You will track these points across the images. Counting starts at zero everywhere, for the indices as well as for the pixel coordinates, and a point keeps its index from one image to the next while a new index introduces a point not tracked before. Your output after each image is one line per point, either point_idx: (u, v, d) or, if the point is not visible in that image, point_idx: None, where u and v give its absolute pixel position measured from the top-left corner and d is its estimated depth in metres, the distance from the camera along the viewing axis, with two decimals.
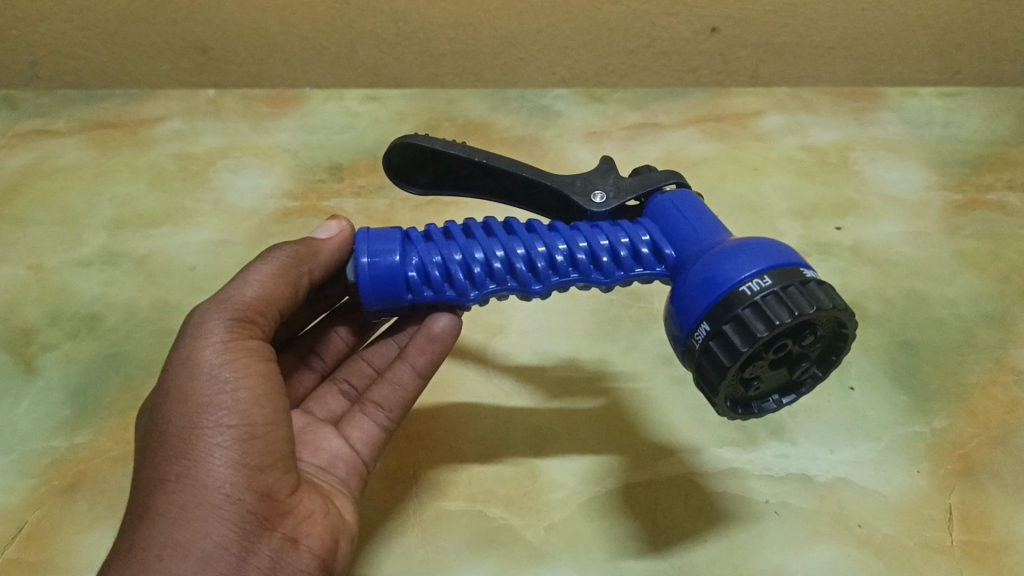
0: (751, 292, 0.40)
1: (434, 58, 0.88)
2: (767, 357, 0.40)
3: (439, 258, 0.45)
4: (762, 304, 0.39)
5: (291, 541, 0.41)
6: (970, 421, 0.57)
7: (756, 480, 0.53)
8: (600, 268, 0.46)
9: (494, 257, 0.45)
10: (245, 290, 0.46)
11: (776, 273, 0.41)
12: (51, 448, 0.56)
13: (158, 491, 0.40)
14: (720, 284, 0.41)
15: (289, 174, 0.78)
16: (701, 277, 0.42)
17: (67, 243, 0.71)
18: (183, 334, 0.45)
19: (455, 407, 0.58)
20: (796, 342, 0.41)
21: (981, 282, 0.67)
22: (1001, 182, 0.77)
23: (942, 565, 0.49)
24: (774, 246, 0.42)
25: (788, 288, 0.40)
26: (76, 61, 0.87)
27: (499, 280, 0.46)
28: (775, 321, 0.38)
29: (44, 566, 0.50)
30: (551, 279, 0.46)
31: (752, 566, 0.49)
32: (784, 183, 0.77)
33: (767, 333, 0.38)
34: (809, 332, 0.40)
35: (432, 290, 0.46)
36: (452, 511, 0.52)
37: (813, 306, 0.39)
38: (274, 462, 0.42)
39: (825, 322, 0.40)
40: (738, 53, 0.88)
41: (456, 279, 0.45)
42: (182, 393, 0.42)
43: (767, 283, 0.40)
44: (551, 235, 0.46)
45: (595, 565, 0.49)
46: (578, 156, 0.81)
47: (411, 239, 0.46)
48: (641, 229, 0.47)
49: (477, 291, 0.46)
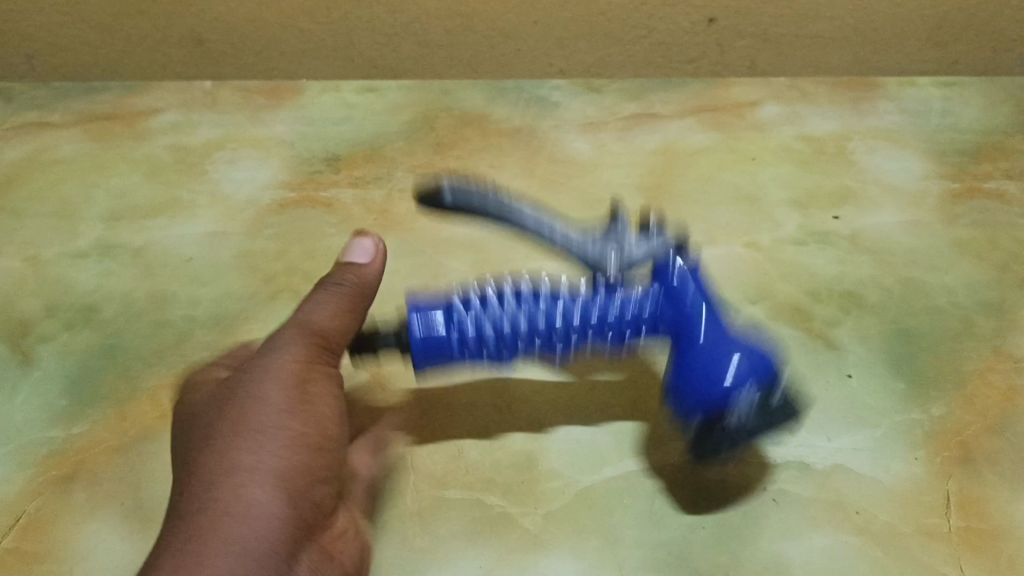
0: (736, 403, 0.49)
1: (431, 48, 0.87)
2: (738, 440, 0.51)
3: (472, 329, 0.52)
4: (740, 411, 0.50)
5: (327, 555, 0.46)
6: (968, 408, 0.57)
7: (754, 468, 0.53)
8: (606, 334, 0.55)
9: (528, 326, 0.54)
10: (318, 315, 0.52)
11: (759, 386, 0.50)
12: (48, 439, 0.55)
13: (222, 479, 0.44)
14: (711, 388, 0.50)
15: (285, 165, 0.78)
16: (700, 376, 0.51)
17: (64, 235, 0.71)
18: (262, 350, 0.51)
19: (453, 394, 0.57)
20: (763, 422, 0.50)
21: (978, 270, 0.67)
22: (998, 171, 0.77)
23: (939, 552, 0.49)
24: (761, 362, 0.51)
25: (762, 396, 0.50)
26: (71, 53, 0.87)
27: (531, 343, 0.54)
28: (741, 418, 0.50)
29: (43, 556, 0.50)
30: (562, 349, 0.55)
31: (749, 553, 0.49)
32: (781, 173, 0.77)
33: (736, 425, 0.50)
34: (770, 413, 0.50)
35: (462, 352, 0.53)
36: (451, 501, 0.52)
37: (779, 399, 0.49)
38: (323, 478, 0.48)
39: (779, 414, 0.51)
40: (736, 43, 0.87)
41: (483, 344, 0.53)
42: (261, 398, 0.48)
43: (750, 396, 0.50)
44: (572, 308, 0.54)
45: (593, 553, 0.49)
46: (575, 147, 0.81)
47: (455, 308, 0.53)
48: (644, 303, 0.56)
49: (496, 353, 0.54)
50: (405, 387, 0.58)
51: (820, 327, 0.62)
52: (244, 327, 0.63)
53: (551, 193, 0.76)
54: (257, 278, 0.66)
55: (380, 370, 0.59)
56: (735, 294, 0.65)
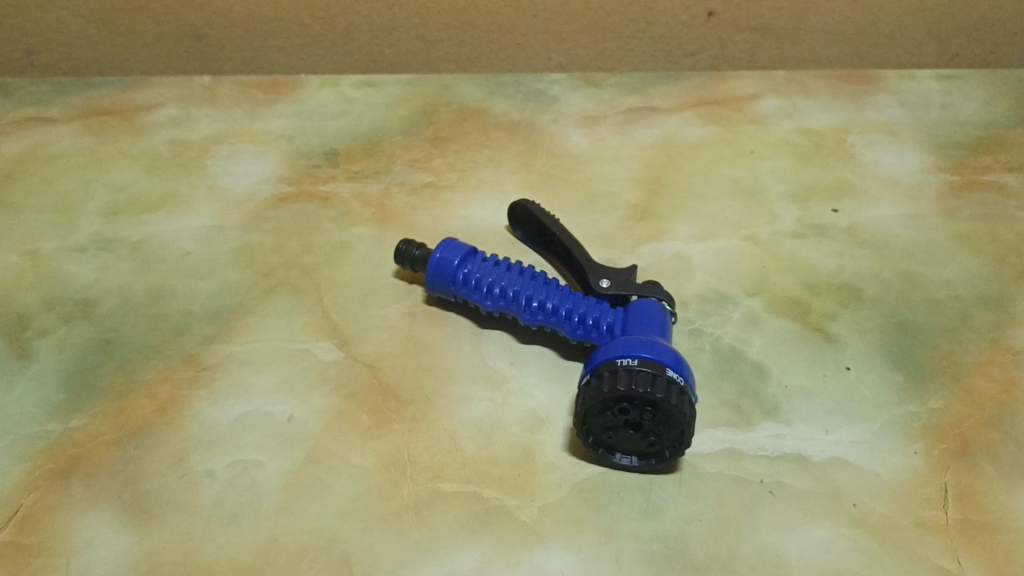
0: (618, 368, 0.49)
1: (430, 43, 0.87)
2: (614, 416, 0.49)
3: (477, 276, 0.58)
4: (618, 376, 0.48)
5: None
6: (966, 401, 0.57)
7: (750, 461, 0.53)
8: (570, 324, 0.56)
9: (497, 285, 0.58)
10: None
11: (651, 366, 0.48)
12: (45, 432, 0.55)
13: None
14: (607, 357, 0.50)
15: (284, 159, 0.78)
16: (605, 349, 0.51)
17: (62, 229, 0.71)
18: None
19: (450, 389, 0.57)
20: (637, 412, 0.48)
21: (977, 263, 0.67)
22: (998, 164, 0.76)
23: (938, 544, 0.49)
24: (664, 357, 0.49)
25: (649, 376, 0.48)
26: (70, 49, 0.87)
27: (494, 301, 0.58)
28: (616, 387, 0.47)
29: (37, 549, 0.49)
30: (536, 317, 0.57)
31: (746, 546, 0.49)
32: (780, 166, 0.77)
33: (608, 393, 0.48)
34: (648, 410, 0.48)
35: (465, 289, 0.59)
36: (447, 494, 0.51)
37: (659, 392, 0.47)
38: None
39: (660, 411, 0.48)
40: (736, 37, 0.86)
41: (479, 289, 0.58)
42: None
43: (633, 367, 0.48)
44: (545, 289, 0.57)
45: (590, 546, 0.49)
46: (573, 141, 0.81)
47: (472, 253, 0.60)
48: (610, 313, 0.56)
49: (492, 302, 0.58)
50: (402, 382, 0.58)
51: (818, 321, 0.62)
52: (241, 321, 0.62)
53: (549, 187, 0.75)
54: (255, 272, 0.66)
55: (375, 365, 0.59)
56: (733, 287, 0.65)
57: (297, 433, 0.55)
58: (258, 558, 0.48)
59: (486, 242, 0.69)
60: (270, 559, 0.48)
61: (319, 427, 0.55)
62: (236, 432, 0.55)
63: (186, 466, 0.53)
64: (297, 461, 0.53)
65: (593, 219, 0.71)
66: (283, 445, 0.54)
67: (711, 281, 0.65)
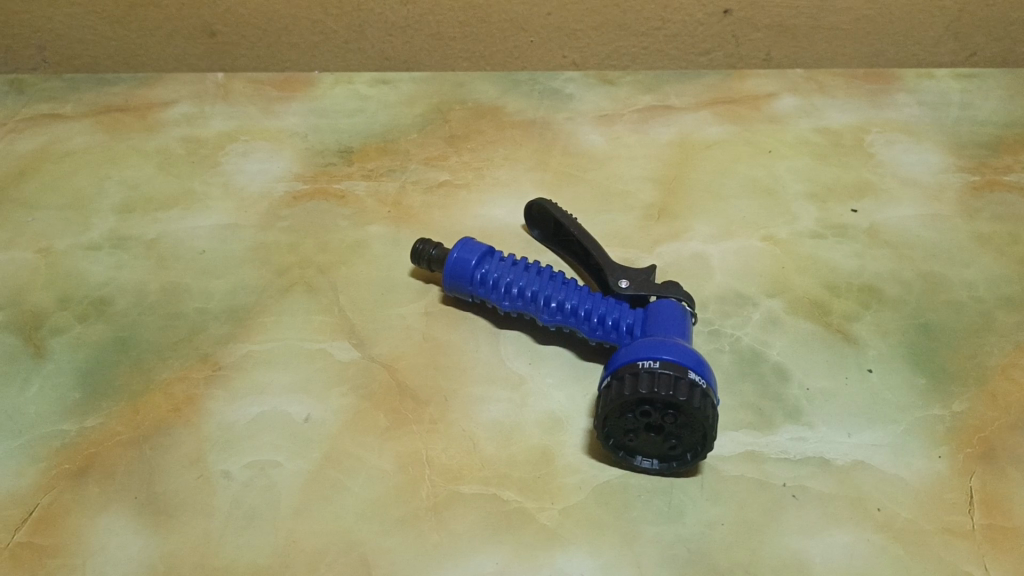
0: (640, 369, 0.48)
1: (444, 41, 0.86)
2: (636, 419, 0.48)
3: (495, 276, 0.58)
4: (640, 377, 0.48)
5: None
6: (991, 405, 0.56)
7: (773, 464, 0.52)
8: (589, 325, 0.56)
9: (516, 284, 0.57)
10: None
11: (674, 368, 0.48)
12: (61, 431, 0.55)
13: None
14: (628, 357, 0.50)
15: (298, 157, 0.78)
16: (627, 350, 0.50)
17: (77, 227, 0.71)
18: None
19: (469, 390, 0.57)
20: (659, 414, 0.48)
21: (999, 265, 0.66)
22: (1019, 164, 0.76)
23: (963, 550, 0.48)
24: (687, 358, 0.49)
25: (672, 377, 0.47)
26: (84, 45, 0.86)
27: (512, 301, 0.58)
28: (638, 389, 0.47)
29: (54, 550, 0.49)
30: (555, 318, 0.57)
31: (770, 550, 0.48)
32: (798, 165, 0.76)
33: (630, 395, 0.47)
34: (671, 412, 0.47)
35: (483, 290, 0.58)
36: (466, 496, 0.51)
37: (683, 394, 0.46)
38: None
39: (684, 413, 0.47)
40: (752, 36, 0.86)
41: (498, 288, 0.58)
42: None
43: (655, 368, 0.48)
44: (565, 289, 0.57)
45: (610, 550, 0.48)
46: (589, 140, 0.80)
47: (491, 252, 0.59)
48: (630, 313, 0.55)
49: (510, 302, 0.58)
50: (420, 382, 0.57)
51: (839, 322, 0.61)
52: (257, 320, 0.62)
53: (566, 186, 0.75)
54: (270, 271, 0.66)
55: (393, 365, 0.59)
56: (754, 288, 0.64)
57: (314, 433, 0.54)
58: (277, 560, 0.48)
59: (503, 241, 0.69)
60: (287, 560, 0.48)
61: (337, 427, 0.55)
62: (252, 433, 0.54)
63: (203, 467, 0.53)
64: (314, 462, 0.53)
65: (610, 218, 0.71)
66: (301, 446, 0.54)
67: (730, 281, 0.65)
